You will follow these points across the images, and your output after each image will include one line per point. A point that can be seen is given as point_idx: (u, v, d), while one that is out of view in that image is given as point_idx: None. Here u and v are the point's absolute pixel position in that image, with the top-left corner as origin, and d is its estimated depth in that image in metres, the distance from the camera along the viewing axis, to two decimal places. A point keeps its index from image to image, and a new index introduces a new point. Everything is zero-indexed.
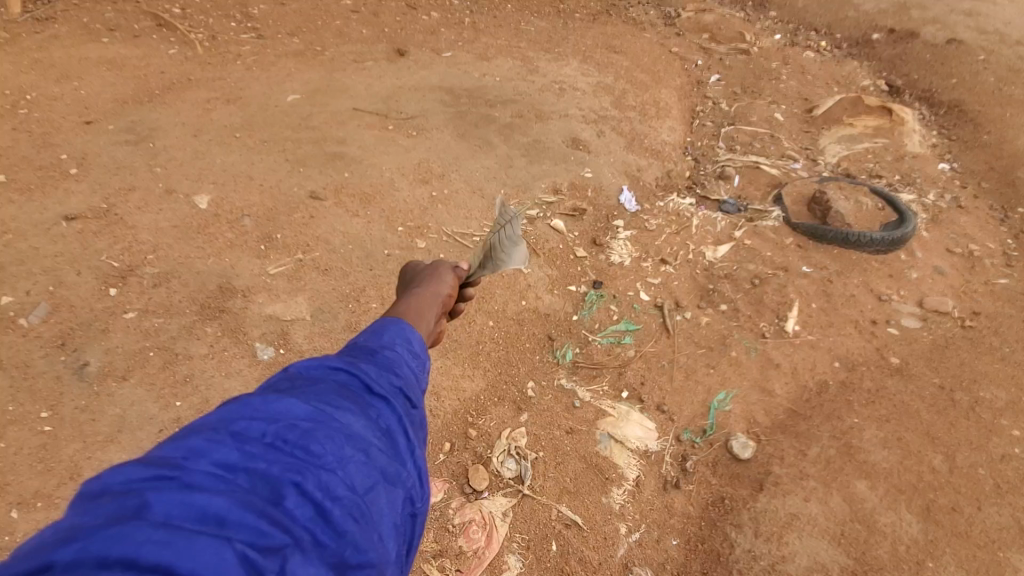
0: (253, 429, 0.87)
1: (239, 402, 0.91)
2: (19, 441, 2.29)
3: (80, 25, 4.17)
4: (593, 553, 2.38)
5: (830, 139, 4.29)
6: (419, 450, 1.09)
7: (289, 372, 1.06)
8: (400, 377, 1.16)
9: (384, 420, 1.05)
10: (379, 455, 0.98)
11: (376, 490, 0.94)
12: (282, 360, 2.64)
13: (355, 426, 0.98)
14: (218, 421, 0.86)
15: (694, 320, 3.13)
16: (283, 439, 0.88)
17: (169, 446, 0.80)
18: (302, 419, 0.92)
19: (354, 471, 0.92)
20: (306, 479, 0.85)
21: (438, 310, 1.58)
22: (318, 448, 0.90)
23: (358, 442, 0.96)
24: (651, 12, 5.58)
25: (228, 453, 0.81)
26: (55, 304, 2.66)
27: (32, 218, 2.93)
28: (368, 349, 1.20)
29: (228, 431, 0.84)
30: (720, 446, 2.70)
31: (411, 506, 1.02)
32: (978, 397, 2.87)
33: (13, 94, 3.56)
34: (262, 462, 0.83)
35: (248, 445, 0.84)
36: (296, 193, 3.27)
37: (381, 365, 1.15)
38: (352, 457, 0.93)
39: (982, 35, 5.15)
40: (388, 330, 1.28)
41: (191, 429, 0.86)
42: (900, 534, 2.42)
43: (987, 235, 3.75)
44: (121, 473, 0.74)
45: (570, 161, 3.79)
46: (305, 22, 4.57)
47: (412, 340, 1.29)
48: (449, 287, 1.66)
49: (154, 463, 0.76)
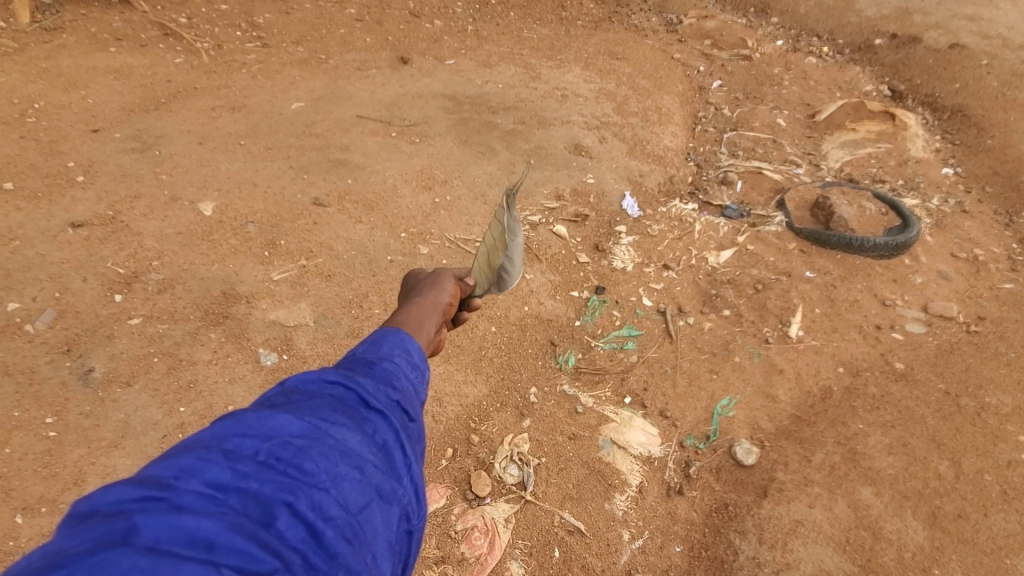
0: (246, 446, 0.87)
1: (233, 418, 0.91)
2: (24, 447, 2.31)
3: (88, 35, 4.23)
4: (596, 559, 2.38)
5: (833, 144, 4.29)
6: (415, 465, 1.09)
7: (286, 385, 1.07)
8: (398, 390, 1.17)
9: (381, 435, 1.06)
10: (374, 472, 0.99)
11: (370, 509, 0.95)
12: (285, 365, 2.65)
13: (351, 442, 0.98)
14: (211, 438, 0.86)
15: (697, 325, 3.13)
16: (276, 457, 0.88)
17: (161, 465, 0.79)
18: (296, 436, 0.92)
19: (348, 490, 0.93)
20: (299, 499, 0.85)
21: (438, 319, 1.58)
22: (312, 466, 0.90)
23: (353, 459, 0.96)
24: (653, 19, 5.61)
25: (220, 472, 0.81)
26: (61, 310, 2.69)
27: (38, 225, 2.96)
28: (366, 361, 1.20)
29: (220, 449, 0.84)
30: (723, 452, 2.69)
31: (407, 523, 1.03)
32: (983, 402, 2.86)
33: (22, 102, 3.61)
34: (255, 481, 0.83)
35: (241, 463, 0.84)
36: (299, 200, 3.30)
37: (379, 378, 1.16)
38: (346, 475, 0.94)
39: (985, 40, 5.14)
40: (387, 341, 1.29)
41: (185, 445, 0.86)
42: (906, 541, 2.40)
43: (992, 239, 3.74)
44: (110, 493, 0.73)
45: (572, 167, 3.80)
46: (309, 31, 4.61)
47: (411, 351, 1.30)
48: (449, 295, 1.67)
49: (144, 483, 0.75)
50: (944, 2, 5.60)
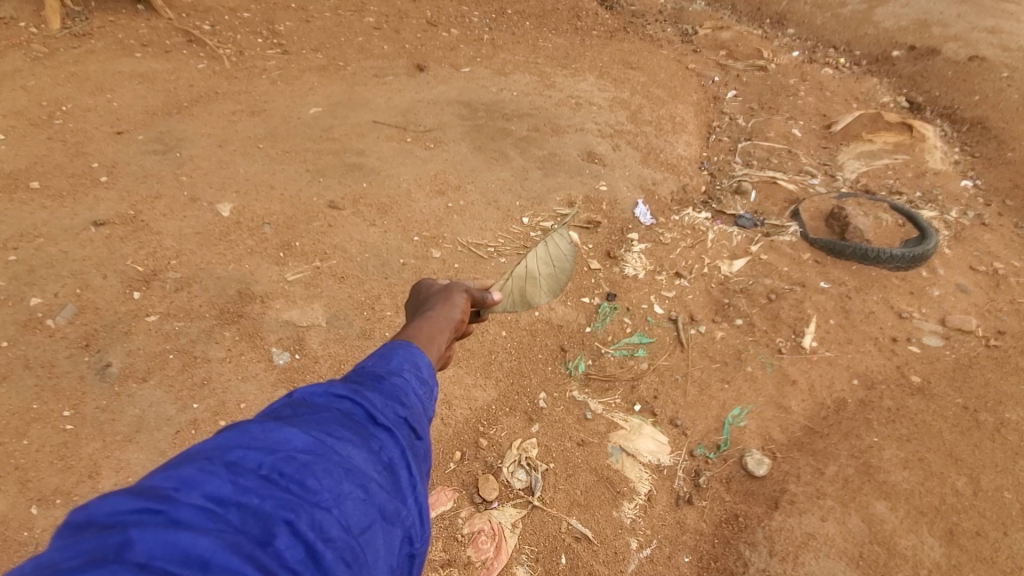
0: (249, 459, 0.87)
1: (239, 429, 0.92)
2: (42, 439, 2.36)
3: (115, 41, 4.36)
4: (603, 567, 2.36)
5: (849, 156, 4.27)
6: (421, 485, 1.08)
7: (294, 397, 1.06)
8: (405, 407, 1.16)
9: (387, 452, 1.05)
10: (378, 492, 0.98)
11: (371, 530, 0.94)
12: (296, 365, 2.68)
13: (356, 459, 0.98)
14: (215, 450, 0.86)
15: (709, 334, 3.11)
16: (279, 472, 0.88)
17: (162, 475, 0.79)
18: (301, 451, 0.92)
19: (351, 509, 0.92)
20: (299, 518, 0.84)
21: (449, 335, 1.58)
22: (314, 484, 0.90)
23: (357, 477, 0.96)
24: (669, 29, 5.64)
25: (221, 485, 0.81)
26: (81, 306, 2.75)
27: (63, 224, 3.04)
28: (375, 374, 1.20)
29: (223, 461, 0.84)
30: (734, 462, 2.66)
31: (410, 546, 1.02)
32: (1003, 418, 2.80)
33: (49, 105, 3.72)
34: (256, 497, 0.82)
35: (243, 477, 0.83)
36: (315, 203, 3.35)
37: (387, 394, 1.15)
38: (349, 494, 0.93)
39: (1005, 53, 5.10)
40: (397, 354, 1.30)
41: (187, 455, 0.86)
42: (922, 558, 2.35)
43: (1013, 252, 3.68)
44: (108, 503, 0.73)
45: (585, 174, 3.82)
46: (328, 39, 4.70)
47: (420, 366, 1.30)
48: (460, 311, 1.67)
49: (144, 494, 0.75)
50: (963, 15, 5.57)
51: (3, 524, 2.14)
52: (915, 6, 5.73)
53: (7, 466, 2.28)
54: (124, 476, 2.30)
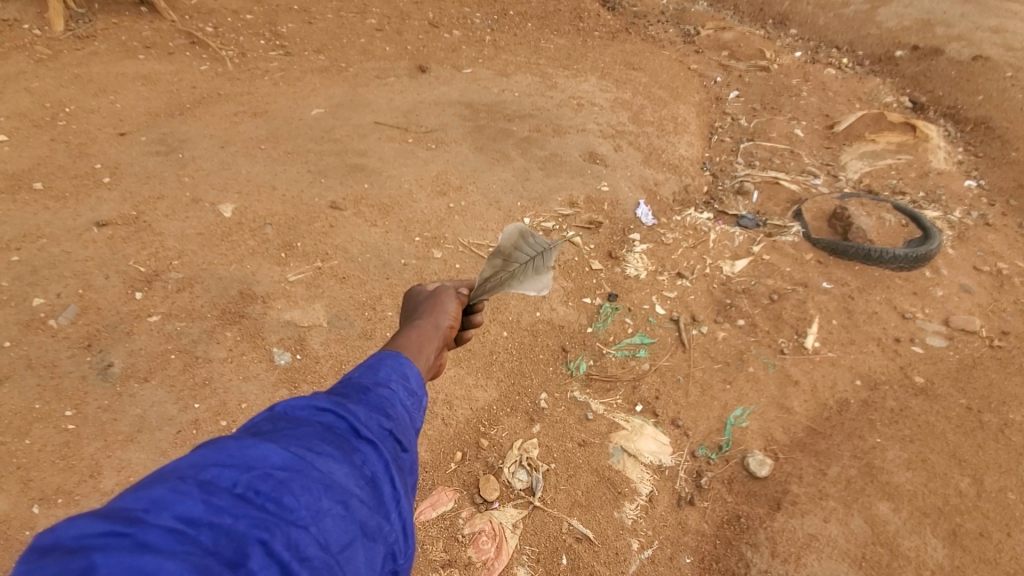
0: (224, 478, 0.86)
1: (215, 445, 0.91)
2: (43, 439, 2.36)
3: (119, 43, 4.38)
4: (604, 567, 2.35)
5: (852, 156, 4.27)
6: (405, 500, 1.08)
7: (275, 411, 1.05)
8: (390, 419, 1.16)
9: (370, 467, 1.04)
10: (359, 507, 0.98)
11: (352, 547, 0.94)
12: (297, 365, 2.69)
13: (336, 474, 0.97)
14: (189, 467, 0.85)
15: (711, 334, 3.10)
16: (255, 490, 0.87)
17: (132, 496, 0.78)
18: (278, 467, 0.91)
19: (329, 526, 0.92)
20: (274, 537, 0.84)
21: (438, 343, 1.57)
22: (291, 501, 0.89)
23: (337, 493, 0.96)
24: (671, 30, 5.63)
25: (193, 505, 0.80)
26: (83, 306, 2.76)
27: (65, 224, 3.06)
28: (361, 386, 1.20)
29: (196, 480, 0.83)
30: (736, 463, 2.65)
31: (393, 562, 1.03)
32: (1008, 419, 2.78)
33: (53, 106, 3.75)
34: (230, 516, 0.82)
35: (216, 497, 0.83)
36: (317, 203, 3.36)
37: (371, 407, 1.15)
38: (329, 511, 0.93)
39: (1009, 53, 5.09)
40: (384, 365, 1.29)
41: (161, 474, 0.85)
42: (925, 559, 2.33)
43: (1016, 253, 3.66)
44: (73, 526, 0.71)
45: (587, 174, 3.82)
46: (330, 40, 4.71)
47: (409, 376, 1.30)
48: (449, 318, 1.66)
49: (111, 516, 0.74)
50: (967, 14, 5.57)
51: (4, 523, 2.15)
52: (919, 6, 5.71)
53: (9, 466, 2.29)
54: (125, 476, 2.31)
